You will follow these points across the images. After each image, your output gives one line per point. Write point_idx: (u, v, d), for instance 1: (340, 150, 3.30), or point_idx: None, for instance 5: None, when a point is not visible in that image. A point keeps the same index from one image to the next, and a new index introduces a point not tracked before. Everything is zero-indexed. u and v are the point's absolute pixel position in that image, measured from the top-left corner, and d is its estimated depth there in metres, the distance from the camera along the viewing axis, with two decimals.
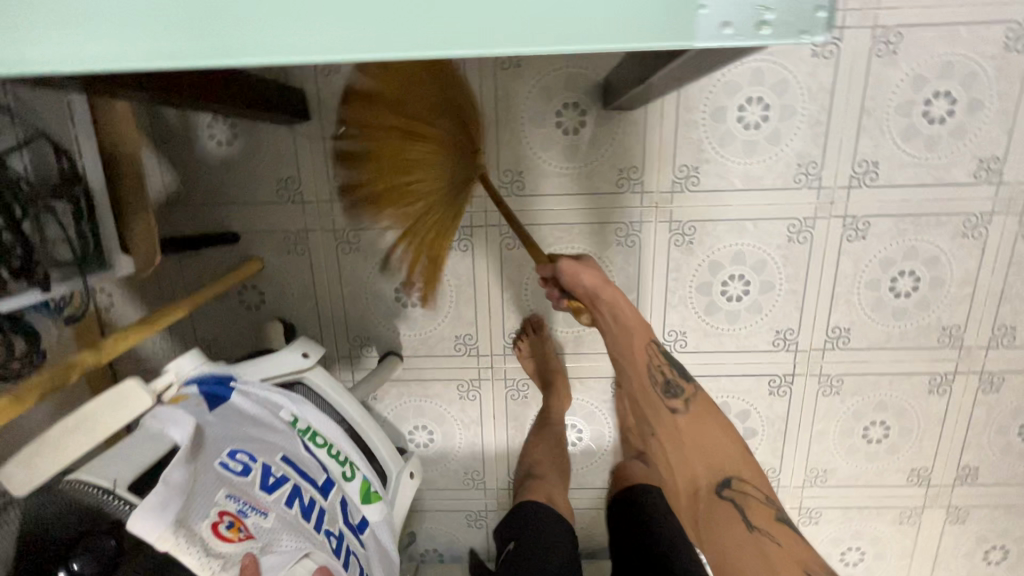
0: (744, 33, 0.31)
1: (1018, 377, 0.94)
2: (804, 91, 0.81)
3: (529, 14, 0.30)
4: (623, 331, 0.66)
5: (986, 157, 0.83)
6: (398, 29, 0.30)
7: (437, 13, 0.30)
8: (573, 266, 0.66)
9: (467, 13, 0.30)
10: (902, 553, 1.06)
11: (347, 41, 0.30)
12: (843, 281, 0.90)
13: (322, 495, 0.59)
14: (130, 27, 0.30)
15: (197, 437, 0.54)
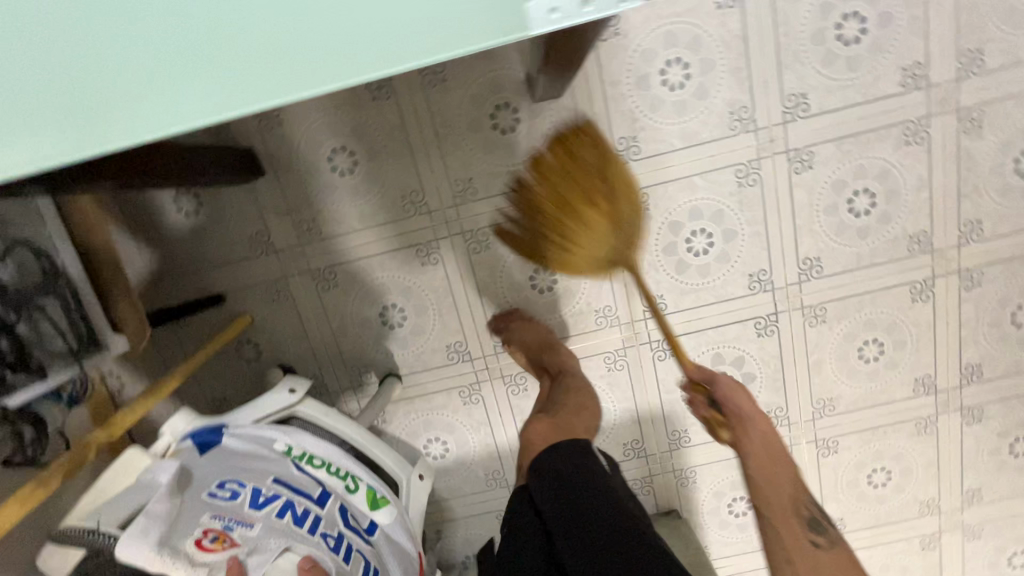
0: (571, 13, 0.35)
1: (996, 268, 0.95)
2: (718, 43, 0.84)
3: (379, 38, 0.34)
4: (765, 448, 0.73)
5: (909, 65, 0.85)
6: (273, 82, 0.34)
7: (300, 55, 0.34)
8: (733, 389, 0.74)
9: (329, 54, 0.34)
10: (928, 465, 1.06)
11: (231, 102, 0.35)
12: (801, 213, 0.92)
13: (319, 505, 0.62)
14: (38, 133, 0.34)
15: (184, 476, 0.61)
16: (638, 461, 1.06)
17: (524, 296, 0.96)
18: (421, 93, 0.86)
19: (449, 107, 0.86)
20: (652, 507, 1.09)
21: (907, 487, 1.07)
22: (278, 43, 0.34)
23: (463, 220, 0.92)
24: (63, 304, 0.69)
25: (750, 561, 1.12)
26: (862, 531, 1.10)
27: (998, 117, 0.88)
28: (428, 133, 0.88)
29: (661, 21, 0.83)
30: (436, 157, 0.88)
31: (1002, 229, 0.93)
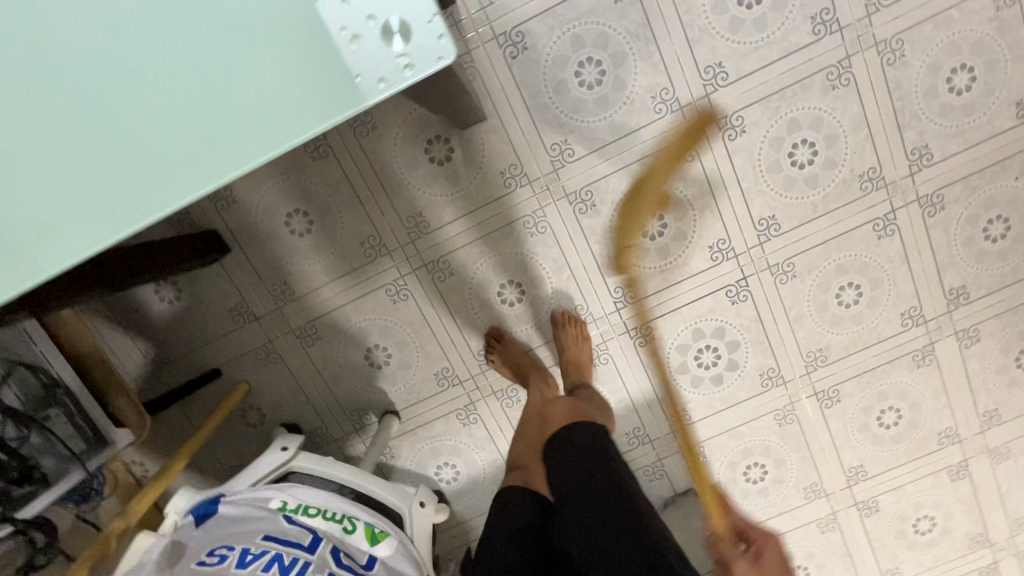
0: (396, 81, 0.36)
1: (956, 188, 0.94)
2: (624, 34, 0.86)
3: (237, 144, 0.39)
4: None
5: (817, 12, 0.86)
6: (148, 200, 0.39)
7: (171, 171, 0.39)
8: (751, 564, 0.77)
9: (194, 166, 0.39)
10: (936, 395, 1.04)
11: (115, 226, 0.39)
12: (745, 177, 0.93)
13: (308, 552, 0.64)
14: None
15: (177, 550, 0.66)
16: (644, 447, 1.07)
17: (497, 312, 0.99)
18: (356, 144, 0.90)
19: (385, 151, 0.91)
20: (669, 489, 1.10)
21: (920, 421, 1.06)
22: (156, 163, 0.39)
23: (422, 252, 0.95)
24: (65, 412, 0.75)
25: (779, 524, 1.12)
26: (886, 474, 1.09)
27: (919, 42, 0.88)
28: (372, 179, 0.92)
29: (564, 28, 0.86)
30: (384, 200, 0.93)
31: (951, 149, 0.92)
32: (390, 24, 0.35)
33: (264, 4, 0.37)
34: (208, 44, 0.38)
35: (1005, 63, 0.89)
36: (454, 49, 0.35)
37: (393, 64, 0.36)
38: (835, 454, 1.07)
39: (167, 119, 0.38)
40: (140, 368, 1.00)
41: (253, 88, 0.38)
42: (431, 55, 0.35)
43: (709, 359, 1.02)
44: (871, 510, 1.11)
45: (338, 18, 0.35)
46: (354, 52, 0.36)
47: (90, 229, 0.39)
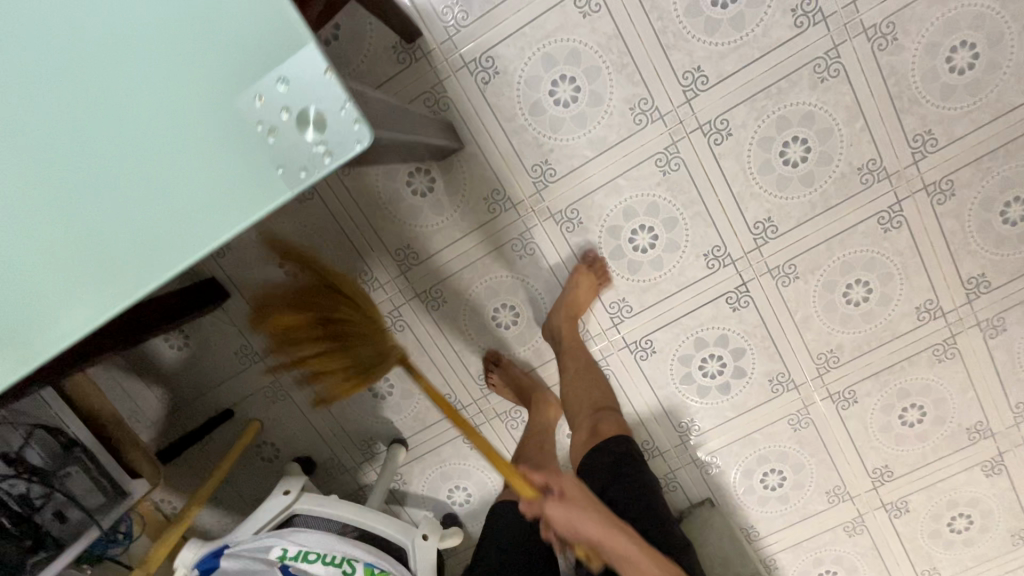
0: (315, 168, 0.38)
1: (966, 171, 0.88)
2: (595, 48, 0.84)
3: (165, 236, 0.38)
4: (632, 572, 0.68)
5: (797, 3, 0.82)
6: (84, 305, 0.39)
7: (100, 276, 0.38)
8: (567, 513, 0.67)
9: (127, 264, 0.38)
10: (961, 389, 0.99)
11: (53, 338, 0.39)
12: (736, 180, 0.89)
13: None
14: None
15: None
16: (655, 460, 1.06)
17: (494, 335, 0.99)
18: (339, 182, 0.92)
19: (368, 187, 0.92)
20: (684, 501, 1.08)
21: (946, 417, 1.00)
22: (80, 274, 0.38)
23: (414, 283, 0.96)
24: (83, 469, 0.80)
25: (802, 529, 1.08)
26: (913, 474, 1.04)
27: (911, 24, 0.82)
28: (358, 215, 0.93)
29: (535, 47, 0.84)
30: (372, 234, 0.94)
31: (957, 131, 0.87)
32: (302, 112, 0.37)
33: (179, 107, 0.37)
34: (120, 129, 0.36)
35: (1011, 36, 0.83)
36: (369, 132, 0.37)
37: (310, 154, 0.38)
38: (856, 456, 1.03)
39: (86, 226, 0.38)
40: (157, 412, 1.04)
41: (178, 185, 0.38)
42: (349, 130, 0.37)
43: (714, 368, 0.99)
44: (901, 511, 1.06)
45: (253, 116, 0.37)
46: (273, 145, 0.38)
47: (28, 333, 0.39)
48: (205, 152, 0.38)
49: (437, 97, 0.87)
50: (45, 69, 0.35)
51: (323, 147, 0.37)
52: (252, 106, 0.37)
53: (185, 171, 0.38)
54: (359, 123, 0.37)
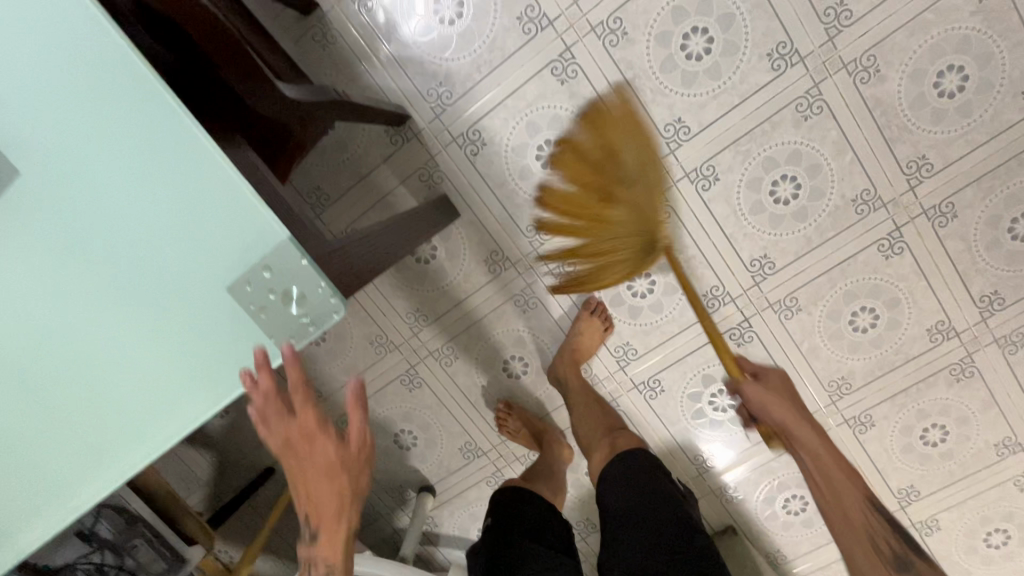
0: (302, 336, 0.49)
1: (967, 192, 0.87)
2: (576, 112, 0.87)
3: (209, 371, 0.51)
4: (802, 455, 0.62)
5: (772, 47, 0.82)
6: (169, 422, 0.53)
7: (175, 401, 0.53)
8: (766, 399, 0.66)
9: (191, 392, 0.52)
10: (985, 407, 0.97)
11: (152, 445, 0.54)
12: (728, 222, 0.91)
13: None
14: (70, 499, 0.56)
15: None
16: None
17: (507, 386, 1.03)
18: None
19: None
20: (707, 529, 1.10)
21: (971, 435, 0.99)
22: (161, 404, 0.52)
23: (427, 344, 1.01)
24: (146, 541, 0.89)
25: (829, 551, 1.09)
26: (942, 492, 1.03)
27: (893, 54, 0.82)
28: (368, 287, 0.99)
29: (518, 117, 0.88)
30: (383, 302, 0.99)
31: (954, 153, 0.85)
32: (281, 295, 0.48)
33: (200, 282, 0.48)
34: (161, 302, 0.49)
35: (1001, 54, 0.81)
36: (343, 306, 0.48)
37: (297, 326, 0.49)
38: (879, 478, 1.03)
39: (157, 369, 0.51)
40: (208, 473, 1.14)
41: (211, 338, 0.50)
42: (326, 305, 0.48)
43: (725, 402, 1.01)
44: (933, 528, 1.05)
45: (246, 295, 0.48)
46: (264, 319, 0.49)
47: (135, 445, 0.54)
48: (204, 295, 0.49)
49: (431, 173, 0.92)
50: (92, 256, 0.47)
51: (306, 318, 0.49)
52: (236, 260, 0.47)
53: (189, 310, 0.49)
54: (336, 298, 0.48)
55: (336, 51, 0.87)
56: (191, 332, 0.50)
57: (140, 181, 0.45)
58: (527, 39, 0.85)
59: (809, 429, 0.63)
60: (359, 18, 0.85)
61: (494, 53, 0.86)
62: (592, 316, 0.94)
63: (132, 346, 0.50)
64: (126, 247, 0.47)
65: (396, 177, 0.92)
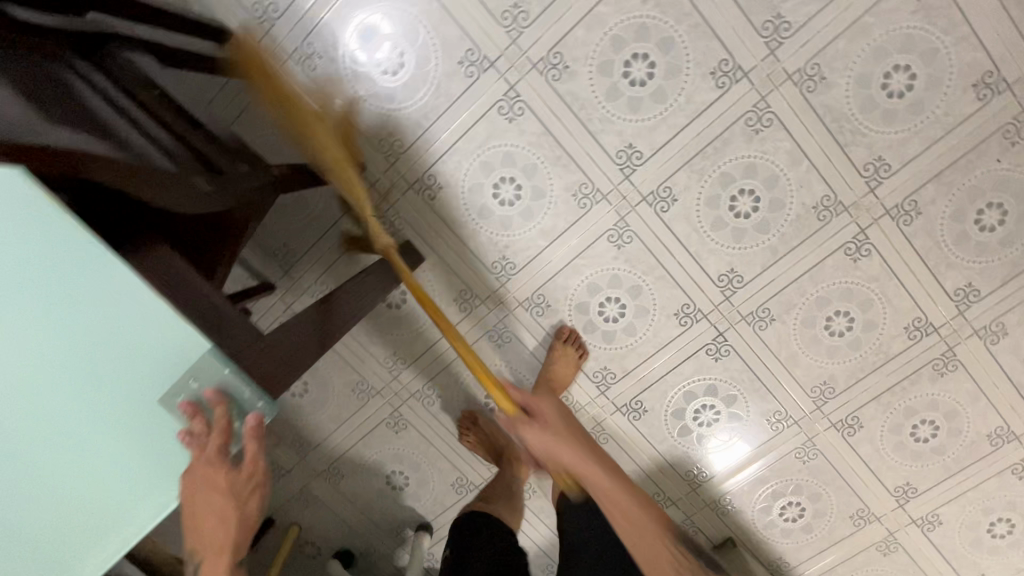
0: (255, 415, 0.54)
1: (928, 188, 0.86)
2: (528, 147, 0.88)
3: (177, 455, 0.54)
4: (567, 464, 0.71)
5: (715, 65, 0.82)
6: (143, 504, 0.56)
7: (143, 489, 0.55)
8: (539, 431, 0.74)
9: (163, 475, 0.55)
10: (973, 399, 0.95)
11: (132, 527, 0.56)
12: (691, 240, 0.91)
13: None
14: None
15: None
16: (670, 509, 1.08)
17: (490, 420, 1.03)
18: None
19: None
20: (706, 543, 1.09)
21: (962, 428, 0.97)
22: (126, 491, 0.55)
23: (407, 385, 1.02)
24: None
25: (831, 554, 1.08)
26: (939, 487, 1.01)
27: (837, 60, 0.81)
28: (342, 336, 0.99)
29: (471, 159, 0.89)
30: (359, 348, 1.00)
31: (909, 151, 0.84)
32: (212, 394, 0.50)
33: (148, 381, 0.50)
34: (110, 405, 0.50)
35: (946, 49, 0.80)
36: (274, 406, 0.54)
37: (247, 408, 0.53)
38: (875, 478, 1.02)
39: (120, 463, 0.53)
40: None
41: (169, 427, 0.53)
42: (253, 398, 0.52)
43: (709, 417, 1.00)
44: (935, 524, 1.04)
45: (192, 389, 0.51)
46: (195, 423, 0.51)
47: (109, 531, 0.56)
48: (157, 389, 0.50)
49: (392, 220, 0.93)
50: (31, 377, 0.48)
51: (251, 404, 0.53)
52: (174, 363, 0.49)
53: (129, 412, 0.51)
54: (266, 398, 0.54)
55: None
56: (137, 432, 0.52)
57: (63, 305, 0.45)
58: (471, 82, 0.85)
59: (564, 435, 0.73)
60: (305, 79, 0.87)
61: (440, 99, 0.86)
62: (563, 345, 0.96)
63: (83, 447, 0.51)
64: (50, 363, 0.47)
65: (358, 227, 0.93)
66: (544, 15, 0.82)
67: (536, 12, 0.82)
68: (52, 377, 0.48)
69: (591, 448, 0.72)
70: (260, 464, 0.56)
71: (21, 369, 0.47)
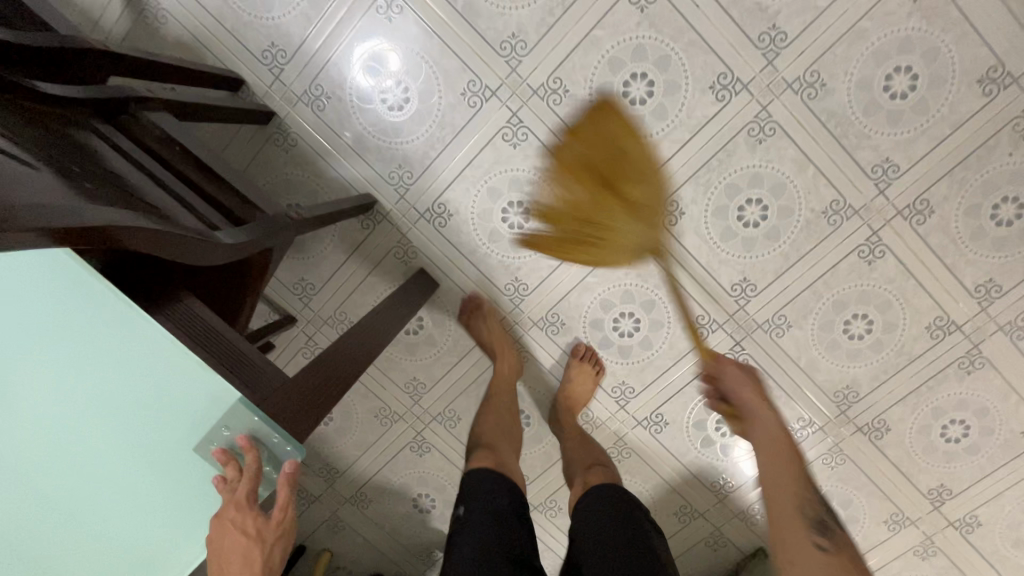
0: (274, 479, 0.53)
1: (940, 187, 0.85)
2: (533, 171, 0.90)
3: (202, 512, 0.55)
4: (764, 446, 0.61)
5: (714, 79, 0.83)
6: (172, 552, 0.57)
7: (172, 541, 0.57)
8: (736, 374, 0.69)
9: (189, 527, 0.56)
10: (1003, 396, 0.93)
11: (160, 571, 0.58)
12: (702, 252, 0.91)
13: None
14: None
15: None
16: (698, 521, 1.07)
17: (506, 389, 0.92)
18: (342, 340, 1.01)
19: None
20: (737, 555, 1.08)
21: (994, 426, 0.95)
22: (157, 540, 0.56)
23: (429, 410, 1.04)
24: None
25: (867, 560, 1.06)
26: (975, 488, 0.99)
27: (836, 66, 0.82)
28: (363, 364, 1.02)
29: (479, 186, 0.91)
30: (380, 375, 1.02)
31: (917, 151, 0.84)
32: (243, 441, 0.49)
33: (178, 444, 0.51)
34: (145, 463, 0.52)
35: (947, 47, 0.80)
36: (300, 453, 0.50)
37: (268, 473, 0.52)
38: (907, 482, 1.00)
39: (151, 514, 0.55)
40: None
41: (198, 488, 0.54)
42: (285, 449, 0.50)
43: None
44: (974, 526, 1.01)
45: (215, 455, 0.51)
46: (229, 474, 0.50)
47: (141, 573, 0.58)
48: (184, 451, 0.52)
49: (405, 249, 0.95)
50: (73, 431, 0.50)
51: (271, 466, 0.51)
52: None
53: (161, 454, 0.51)
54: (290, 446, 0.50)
55: (299, 153, 0.92)
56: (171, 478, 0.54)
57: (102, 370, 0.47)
58: (474, 112, 0.88)
59: (778, 419, 0.64)
60: (315, 119, 0.90)
61: (445, 130, 0.89)
62: (579, 363, 0.96)
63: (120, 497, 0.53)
64: (91, 415, 0.49)
65: (373, 257, 0.96)
66: (540, 44, 0.84)
67: (534, 41, 0.84)
68: (90, 426, 0.49)
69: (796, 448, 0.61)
70: (287, 513, 0.54)
71: (68, 418, 0.49)
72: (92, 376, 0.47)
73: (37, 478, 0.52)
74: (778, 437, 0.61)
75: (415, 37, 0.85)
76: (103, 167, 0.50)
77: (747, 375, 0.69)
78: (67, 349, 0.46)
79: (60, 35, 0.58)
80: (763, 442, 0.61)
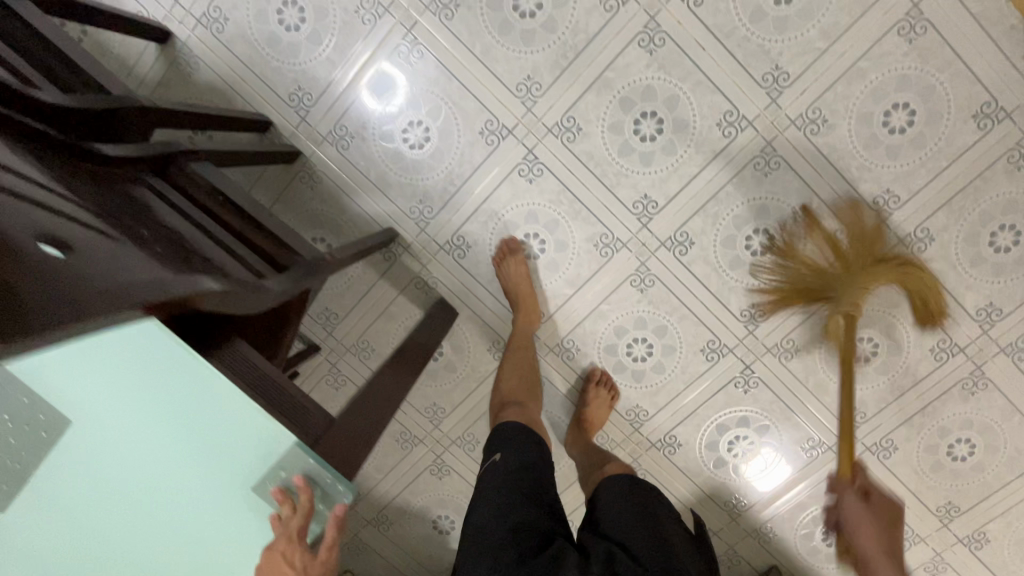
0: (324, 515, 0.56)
1: (940, 215, 0.89)
2: (549, 205, 0.93)
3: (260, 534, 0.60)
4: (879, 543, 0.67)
5: (721, 116, 0.87)
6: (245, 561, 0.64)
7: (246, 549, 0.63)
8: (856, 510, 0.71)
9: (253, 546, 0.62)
10: (1007, 415, 0.96)
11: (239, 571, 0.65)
12: (712, 280, 0.95)
13: None
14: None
15: None
16: (712, 539, 1.09)
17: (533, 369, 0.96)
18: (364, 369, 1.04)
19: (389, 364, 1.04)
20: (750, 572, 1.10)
21: (1000, 445, 0.98)
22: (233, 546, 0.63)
23: (449, 433, 1.07)
24: None
25: None
26: (982, 504, 1.01)
27: (837, 104, 0.86)
28: None
29: (497, 219, 0.95)
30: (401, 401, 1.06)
31: (917, 182, 0.88)
32: (302, 482, 0.53)
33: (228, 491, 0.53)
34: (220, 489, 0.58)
35: (943, 85, 0.84)
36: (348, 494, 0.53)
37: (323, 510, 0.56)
38: (916, 499, 1.02)
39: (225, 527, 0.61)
40: None
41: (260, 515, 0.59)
42: (337, 491, 0.53)
43: (743, 447, 1.03)
44: (982, 542, 1.03)
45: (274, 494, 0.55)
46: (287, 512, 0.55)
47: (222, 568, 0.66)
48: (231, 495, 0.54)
49: (425, 279, 0.99)
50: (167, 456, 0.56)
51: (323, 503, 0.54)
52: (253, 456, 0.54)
53: None
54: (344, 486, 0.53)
55: (323, 189, 0.96)
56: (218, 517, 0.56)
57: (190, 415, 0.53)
58: (492, 149, 0.92)
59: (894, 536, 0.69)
60: (340, 157, 0.95)
61: (464, 167, 0.93)
62: (597, 386, 1.00)
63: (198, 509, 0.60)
64: (183, 447, 0.55)
65: (395, 287, 1.00)
66: (555, 85, 0.88)
67: (549, 82, 0.88)
68: (182, 453, 0.56)
69: (882, 518, 0.70)
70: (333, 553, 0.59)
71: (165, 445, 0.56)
72: (171, 417, 0.53)
73: (142, 486, 0.60)
74: (880, 517, 0.70)
75: (436, 80, 0.90)
76: (156, 228, 0.53)
77: (861, 503, 0.71)
78: (164, 393, 0.52)
79: (117, 95, 0.62)
80: (877, 528, 0.68)
